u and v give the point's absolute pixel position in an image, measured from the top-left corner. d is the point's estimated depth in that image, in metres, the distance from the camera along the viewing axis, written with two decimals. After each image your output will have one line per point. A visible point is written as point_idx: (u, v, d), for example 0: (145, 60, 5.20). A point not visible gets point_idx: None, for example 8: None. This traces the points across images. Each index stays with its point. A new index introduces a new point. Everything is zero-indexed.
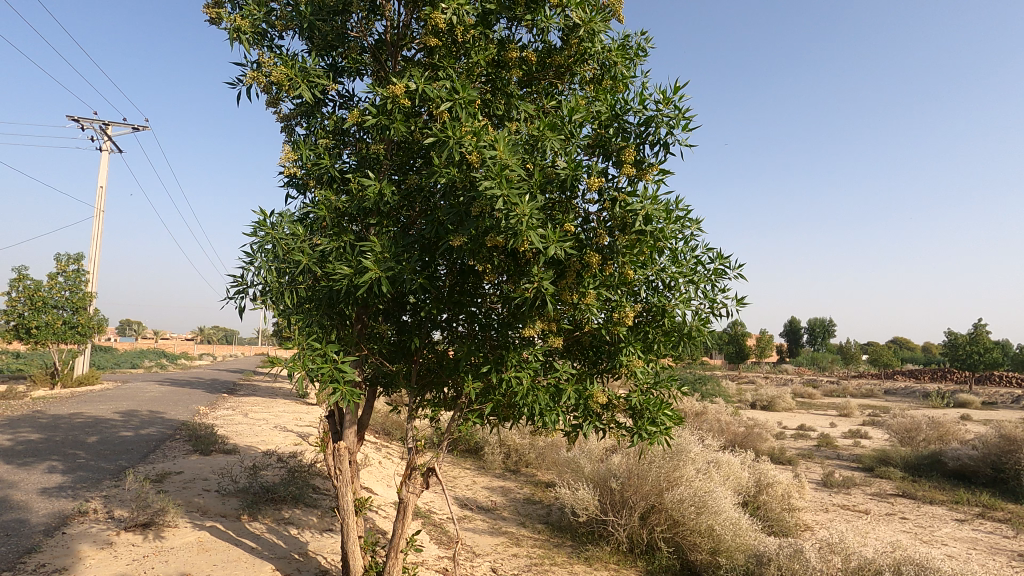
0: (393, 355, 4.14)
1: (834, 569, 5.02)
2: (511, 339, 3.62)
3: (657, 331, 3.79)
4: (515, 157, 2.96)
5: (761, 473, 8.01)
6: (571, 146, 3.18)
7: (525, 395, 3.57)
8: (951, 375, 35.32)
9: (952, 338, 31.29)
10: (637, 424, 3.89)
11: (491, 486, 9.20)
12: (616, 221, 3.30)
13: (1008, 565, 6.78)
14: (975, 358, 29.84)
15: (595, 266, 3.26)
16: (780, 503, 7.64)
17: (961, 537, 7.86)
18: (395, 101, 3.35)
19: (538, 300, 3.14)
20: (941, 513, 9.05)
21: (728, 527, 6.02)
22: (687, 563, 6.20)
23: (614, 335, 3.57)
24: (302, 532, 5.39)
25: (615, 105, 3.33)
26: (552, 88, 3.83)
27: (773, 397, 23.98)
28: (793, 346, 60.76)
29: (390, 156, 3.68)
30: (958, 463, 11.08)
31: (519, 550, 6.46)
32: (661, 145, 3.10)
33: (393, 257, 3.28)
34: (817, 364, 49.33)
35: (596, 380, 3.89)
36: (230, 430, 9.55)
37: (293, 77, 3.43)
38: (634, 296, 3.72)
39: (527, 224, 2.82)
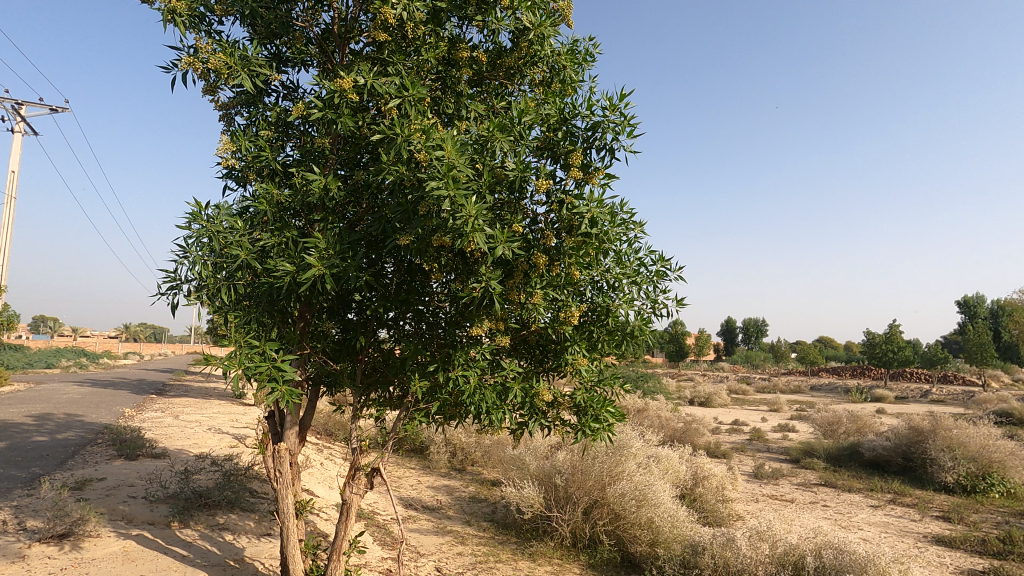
0: (338, 354, 4.07)
1: (762, 555, 5.34)
2: (459, 338, 3.64)
3: (602, 330, 3.92)
4: (464, 157, 2.96)
5: (698, 466, 8.38)
6: (519, 148, 3.23)
7: (471, 393, 3.60)
8: (869, 372, 38.01)
9: (870, 339, 33.70)
10: (581, 421, 3.99)
11: (436, 485, 9.16)
12: (564, 223, 3.35)
13: (914, 546, 7.42)
14: (890, 355, 32.30)
15: (542, 267, 3.29)
16: (714, 495, 8.03)
17: (875, 521, 8.51)
18: (343, 95, 3.30)
19: (485, 300, 3.16)
20: (859, 500, 9.77)
21: (666, 519, 6.27)
22: (627, 555, 6.43)
23: (559, 333, 3.67)
24: (237, 537, 5.19)
25: (563, 108, 3.41)
26: (502, 88, 3.88)
27: (710, 393, 25.04)
28: (728, 345, 63.74)
29: (335, 150, 3.62)
30: (874, 453, 11.99)
31: (464, 548, 6.47)
32: (607, 150, 3.17)
33: (339, 254, 3.23)
34: (750, 361, 51.90)
35: (542, 378, 3.98)
36: (159, 433, 9.06)
37: (233, 64, 3.30)
38: (580, 296, 3.84)
39: (475, 225, 2.82)
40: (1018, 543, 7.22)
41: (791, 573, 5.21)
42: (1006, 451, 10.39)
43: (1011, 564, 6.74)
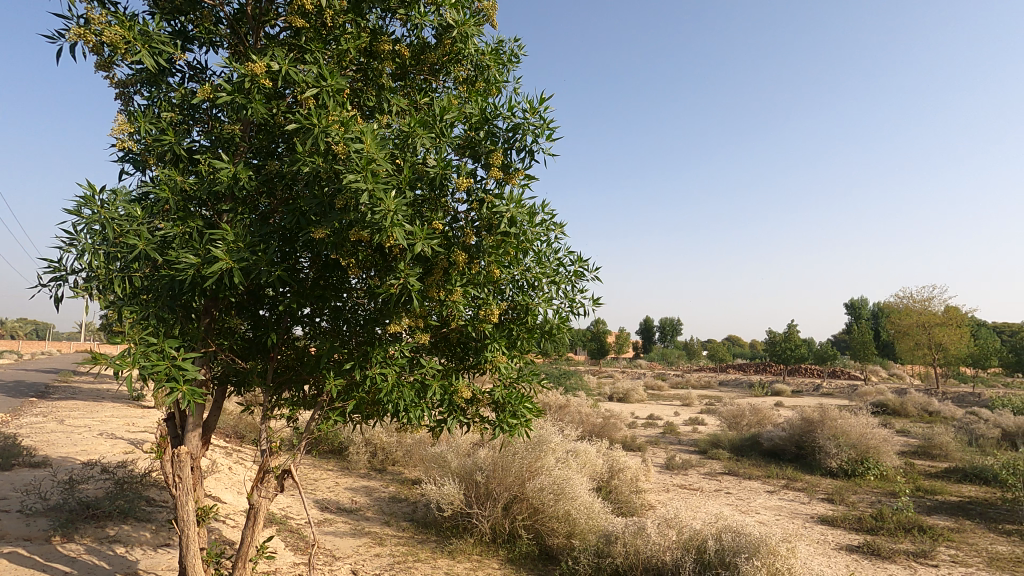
0: (247, 351, 3.88)
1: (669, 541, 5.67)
2: (377, 335, 3.58)
3: (521, 328, 3.98)
4: (383, 152, 2.92)
5: (614, 459, 8.73)
6: (441, 145, 3.22)
7: (389, 391, 3.56)
8: (770, 368, 41.19)
9: (771, 337, 36.52)
10: (499, 417, 4.05)
11: (354, 486, 8.92)
12: (484, 221, 3.38)
13: (802, 526, 8.14)
14: (788, 352, 35.17)
15: (462, 265, 3.30)
16: (628, 486, 8.40)
17: (770, 505, 9.25)
18: (255, 80, 3.14)
19: (404, 297, 3.12)
20: (757, 486, 10.57)
21: (582, 510, 6.50)
22: (544, 548, 6.59)
23: (480, 331, 3.70)
24: (130, 550, 4.81)
25: (486, 108, 3.45)
26: (426, 84, 3.85)
27: (628, 389, 26.12)
28: (646, 343, 66.73)
29: (247, 138, 3.44)
30: (771, 443, 13.03)
31: (382, 549, 6.36)
32: (527, 151, 3.23)
33: (248, 247, 3.07)
34: (665, 359, 54.68)
35: (462, 376, 4.00)
36: (40, 439, 8.19)
37: (131, 39, 3.06)
38: (500, 294, 3.89)
39: (393, 220, 2.78)
40: (887, 519, 8.11)
41: (695, 556, 5.52)
42: (881, 437, 11.61)
43: (881, 538, 7.57)
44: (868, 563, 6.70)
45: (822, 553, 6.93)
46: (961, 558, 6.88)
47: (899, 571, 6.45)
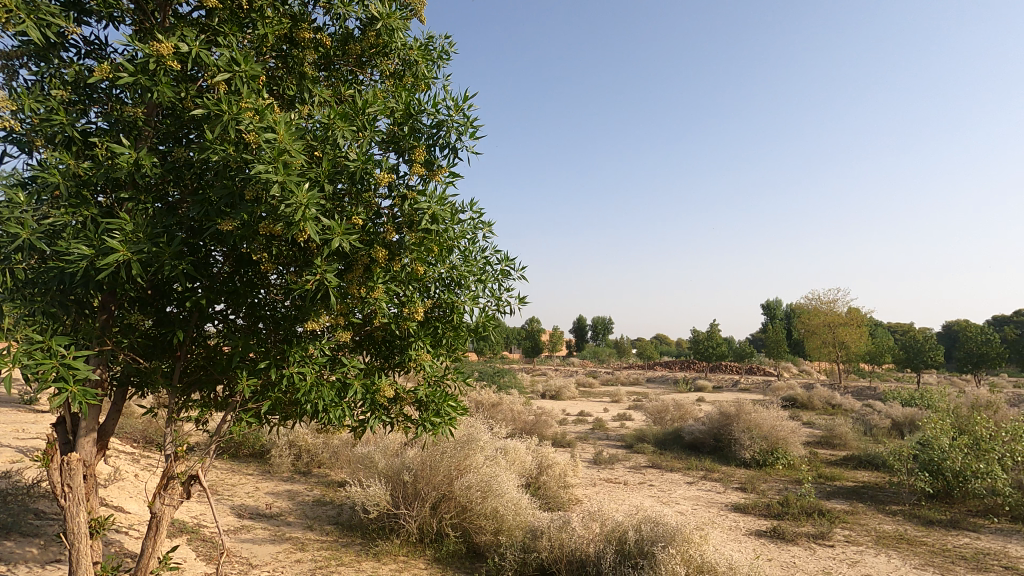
0: (152, 350, 3.65)
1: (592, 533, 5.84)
2: (295, 332, 3.47)
3: (447, 326, 3.97)
4: (299, 143, 2.83)
5: (543, 456, 8.88)
6: (362, 138, 3.16)
7: (307, 391, 3.46)
8: (694, 365, 43.29)
9: (695, 336, 38.37)
10: (422, 416, 4.03)
11: (276, 491, 8.56)
12: (405, 218, 3.34)
13: (717, 514, 8.61)
14: (710, 350, 37.11)
15: (384, 261, 3.25)
16: (556, 482, 8.56)
17: (689, 496, 9.73)
18: (161, 61, 2.94)
19: (320, 293, 3.04)
20: (678, 478, 11.08)
21: (510, 507, 6.56)
22: (471, 545, 6.60)
23: (403, 328, 3.67)
24: (13, 568, 4.38)
25: (411, 103, 3.40)
26: (352, 75, 3.76)
27: (560, 387, 26.62)
28: (579, 341, 68.26)
29: (152, 122, 3.22)
30: (692, 436, 13.70)
31: (303, 554, 6.15)
32: (450, 148, 3.22)
33: (149, 239, 2.89)
34: (597, 357, 56.18)
35: (385, 374, 3.94)
36: None
37: (14, 8, 2.78)
38: (425, 292, 3.87)
39: (307, 214, 2.70)
40: (792, 505, 8.74)
41: (616, 547, 5.68)
42: (789, 429, 12.47)
43: (786, 522, 8.14)
44: (773, 546, 7.19)
45: (734, 538, 7.38)
46: (853, 538, 7.53)
47: (801, 552, 6.96)
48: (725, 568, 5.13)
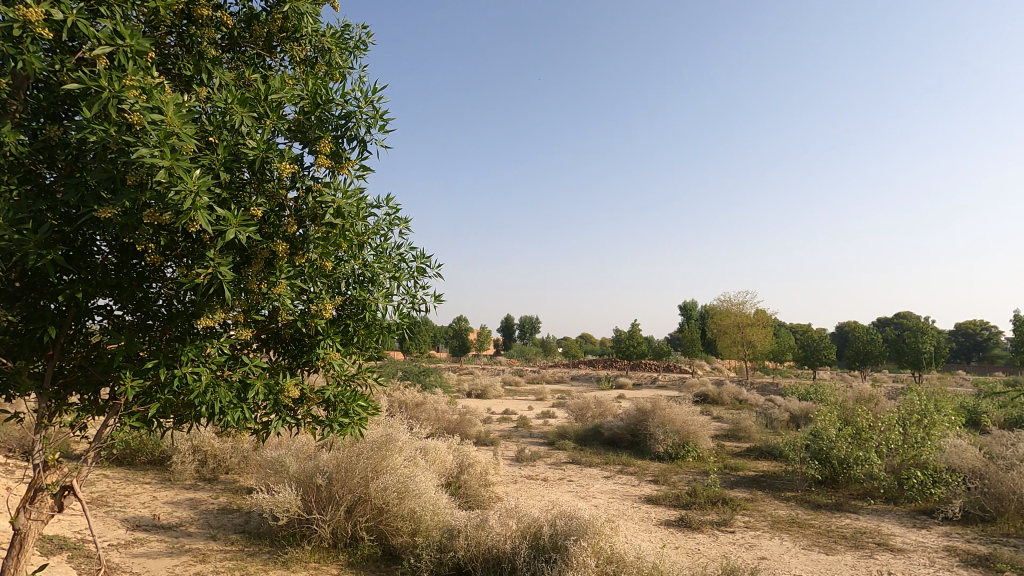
0: (19, 350, 3.27)
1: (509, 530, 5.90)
2: (189, 329, 3.24)
3: (359, 324, 3.85)
4: (190, 127, 2.65)
5: (464, 455, 8.85)
6: (264, 126, 3.00)
7: (201, 392, 3.24)
8: (616, 363, 44.88)
9: (618, 335, 39.78)
10: (330, 416, 3.89)
11: (176, 500, 7.98)
12: (309, 211, 3.21)
13: (631, 506, 8.96)
14: (631, 348, 38.61)
15: (285, 256, 3.11)
16: (477, 480, 8.56)
17: (606, 490, 10.05)
18: (29, 28, 2.64)
19: (213, 288, 2.86)
20: (596, 472, 11.43)
21: (427, 507, 6.48)
22: (388, 548, 6.46)
23: (310, 326, 3.52)
24: None
25: (320, 92, 3.28)
26: (259, 59, 3.56)
27: (487, 385, 26.71)
28: (507, 340, 68.82)
29: (21, 96, 2.89)
30: (611, 432, 14.18)
31: (204, 567, 5.76)
32: (359, 141, 3.13)
33: (11, 225, 2.59)
34: (524, 356, 56.89)
35: (291, 374, 3.77)
36: None
37: None
38: (335, 288, 3.73)
39: (196, 203, 2.53)
40: (699, 495, 9.25)
41: (531, 542, 5.70)
42: (699, 423, 13.17)
43: (693, 512, 8.60)
44: (680, 534, 7.56)
45: (644, 529, 7.70)
46: (752, 523, 8.08)
47: (705, 539, 7.38)
48: (633, 558, 5.17)
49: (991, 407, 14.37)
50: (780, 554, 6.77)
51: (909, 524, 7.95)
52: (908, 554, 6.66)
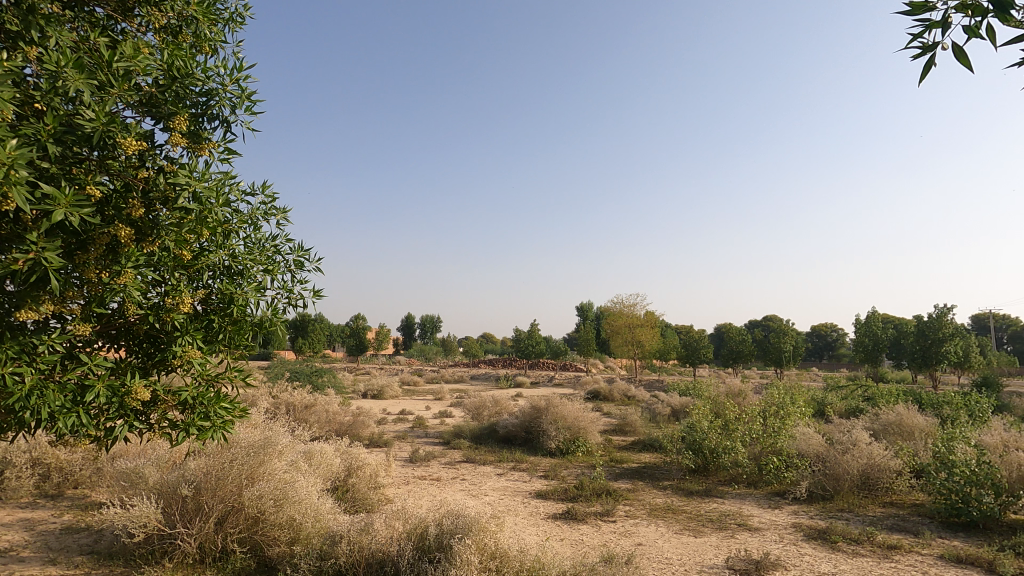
0: None
1: (396, 532, 5.71)
2: (10, 323, 2.81)
3: (226, 320, 3.56)
4: (9, 89, 2.29)
5: (353, 457, 8.49)
6: (108, 95, 2.68)
7: (25, 397, 2.81)
8: (516, 362, 45.65)
9: (518, 335, 40.45)
10: (188, 420, 3.54)
11: (6, 522, 6.91)
12: (161, 194, 2.92)
13: (521, 502, 9.14)
14: (530, 347, 39.44)
15: (130, 242, 2.80)
16: (366, 483, 8.26)
17: (498, 487, 10.17)
18: None
19: (35, 276, 2.51)
20: (489, 470, 11.54)
21: (308, 514, 6.08)
22: (263, 559, 6.02)
23: (167, 322, 3.20)
24: None
25: (180, 65, 2.99)
26: (110, 21, 3.19)
27: (383, 385, 25.98)
28: (407, 339, 67.46)
29: None
30: (506, 430, 14.38)
31: None
32: (222, 122, 2.90)
33: None
34: (424, 355, 56.15)
35: (143, 374, 3.40)
36: None
37: None
38: (198, 281, 3.43)
39: (13, 177, 2.20)
40: (586, 488, 9.64)
41: (417, 543, 5.48)
42: (589, 419, 13.73)
43: (579, 504, 8.95)
44: (566, 526, 7.82)
45: (532, 523, 7.88)
46: (632, 512, 8.57)
47: (588, 530, 7.69)
48: (515, 553, 5.03)
49: (834, 399, 16.36)
50: (655, 539, 7.24)
51: (764, 505, 8.84)
52: (762, 532, 7.40)
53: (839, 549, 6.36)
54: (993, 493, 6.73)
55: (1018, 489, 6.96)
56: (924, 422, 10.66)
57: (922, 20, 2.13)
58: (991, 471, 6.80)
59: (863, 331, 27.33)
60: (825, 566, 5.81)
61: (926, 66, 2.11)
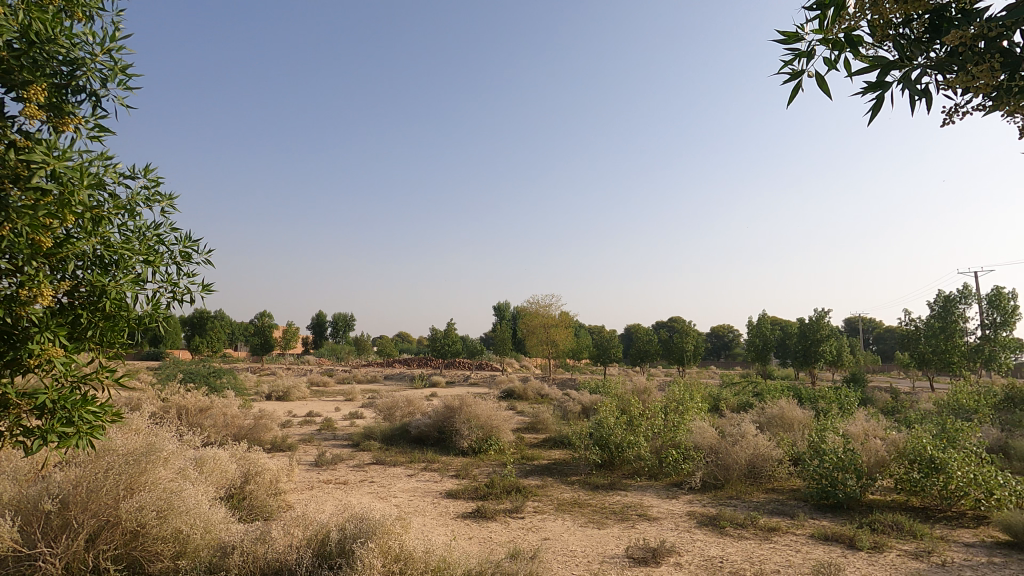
0: None
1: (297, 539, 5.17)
2: None
3: (97, 315, 3.20)
4: None
5: (251, 463, 7.92)
6: None
7: None
8: (432, 362, 45.19)
9: (434, 334, 40.04)
10: (46, 426, 3.13)
11: None
12: (10, 170, 2.61)
13: (431, 502, 9.03)
14: (446, 346, 39.15)
15: None
16: (266, 489, 7.75)
17: (408, 488, 9.98)
18: None
19: None
20: (399, 471, 11.30)
21: (198, 524, 5.20)
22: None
23: (21, 317, 2.83)
24: None
25: (42, 27, 2.65)
26: None
27: (289, 386, 24.70)
28: (317, 338, 64.69)
29: None
30: (418, 430, 14.16)
31: None
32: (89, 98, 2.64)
33: None
34: (336, 355, 54.18)
35: None
36: None
37: None
38: (61, 272, 3.06)
39: None
40: (496, 486, 9.70)
41: (316, 550, 5.09)
42: (501, 418, 13.84)
43: (489, 502, 9.00)
44: (474, 525, 7.83)
45: (440, 523, 7.81)
46: (540, 508, 8.75)
47: (497, 527, 7.75)
48: (421, 553, 4.86)
49: (728, 395, 17.65)
50: (561, 533, 7.43)
51: (663, 495, 9.36)
52: (660, 521, 7.84)
53: (727, 534, 6.86)
54: (856, 477, 7.56)
55: (876, 472, 7.86)
56: (802, 414, 11.77)
57: (792, 49, 2.35)
58: (854, 457, 7.62)
59: (754, 332, 29.71)
60: (714, 550, 6.22)
61: (793, 89, 2.33)
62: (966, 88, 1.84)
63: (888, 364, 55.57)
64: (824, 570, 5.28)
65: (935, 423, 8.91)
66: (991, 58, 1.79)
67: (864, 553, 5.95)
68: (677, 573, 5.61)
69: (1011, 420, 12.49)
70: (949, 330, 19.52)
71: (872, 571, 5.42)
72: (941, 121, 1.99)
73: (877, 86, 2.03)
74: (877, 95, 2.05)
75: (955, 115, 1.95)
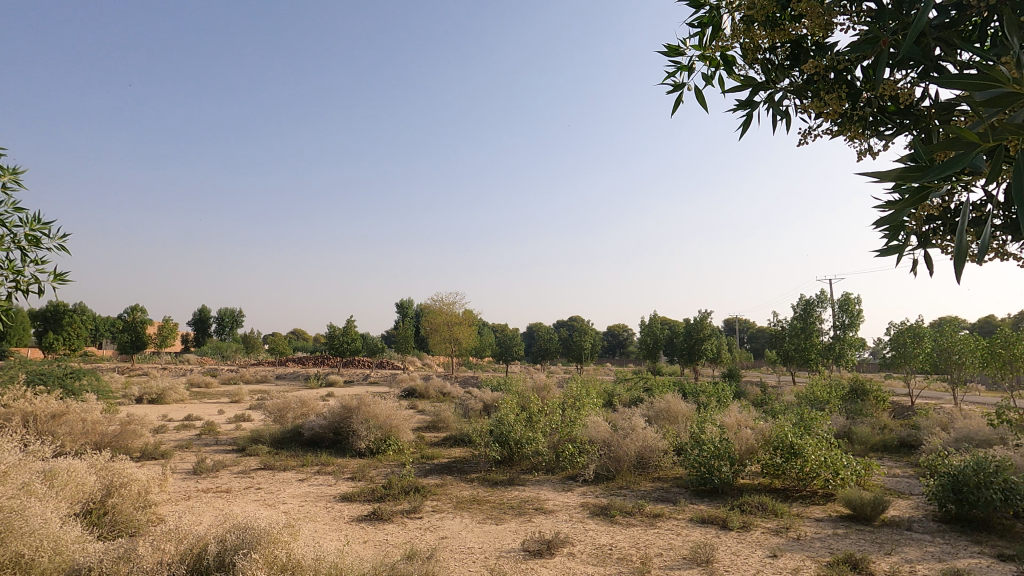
0: None
1: (169, 555, 4.61)
2: None
3: None
4: None
5: (115, 473, 7.06)
6: None
7: None
8: (329, 361, 43.30)
9: (332, 332, 38.33)
10: None
11: None
12: None
13: (323, 507, 8.62)
14: (345, 344, 37.57)
15: None
16: (133, 502, 6.94)
17: (298, 493, 9.46)
18: None
19: None
20: (290, 476, 10.67)
21: (45, 546, 4.40)
22: None
23: None
24: None
25: None
26: None
27: (164, 388, 22.43)
28: (200, 336, 59.42)
29: None
30: (312, 433, 13.46)
31: None
32: None
33: None
34: (221, 354, 50.18)
35: None
36: None
37: None
38: None
39: None
40: (394, 487, 9.47)
41: (189, 566, 4.62)
42: (401, 417, 13.53)
43: (385, 503, 8.78)
44: (370, 528, 7.59)
45: (334, 528, 7.50)
46: (439, 507, 8.68)
47: (394, 529, 7.57)
48: (309, 561, 4.58)
49: (622, 391, 18.61)
50: (459, 531, 7.42)
51: (559, 488, 9.68)
52: (556, 513, 8.10)
53: (617, 522, 7.24)
54: (729, 463, 8.28)
55: (746, 459, 8.67)
56: (685, 408, 12.68)
57: (675, 62, 2.51)
58: (728, 445, 8.34)
59: (646, 332, 31.56)
60: (604, 539, 6.53)
61: (675, 100, 2.50)
62: (819, 113, 2.07)
63: (759, 361, 61.76)
64: (701, 551, 5.74)
65: (794, 413, 9.99)
66: (839, 89, 2.03)
67: (735, 533, 6.53)
68: (570, 563, 5.81)
69: (854, 409, 14.35)
70: (808, 330, 22.00)
71: (741, 549, 5.97)
72: (798, 141, 2.23)
73: (747, 104, 2.23)
74: (746, 113, 2.26)
75: (810, 136, 2.19)
